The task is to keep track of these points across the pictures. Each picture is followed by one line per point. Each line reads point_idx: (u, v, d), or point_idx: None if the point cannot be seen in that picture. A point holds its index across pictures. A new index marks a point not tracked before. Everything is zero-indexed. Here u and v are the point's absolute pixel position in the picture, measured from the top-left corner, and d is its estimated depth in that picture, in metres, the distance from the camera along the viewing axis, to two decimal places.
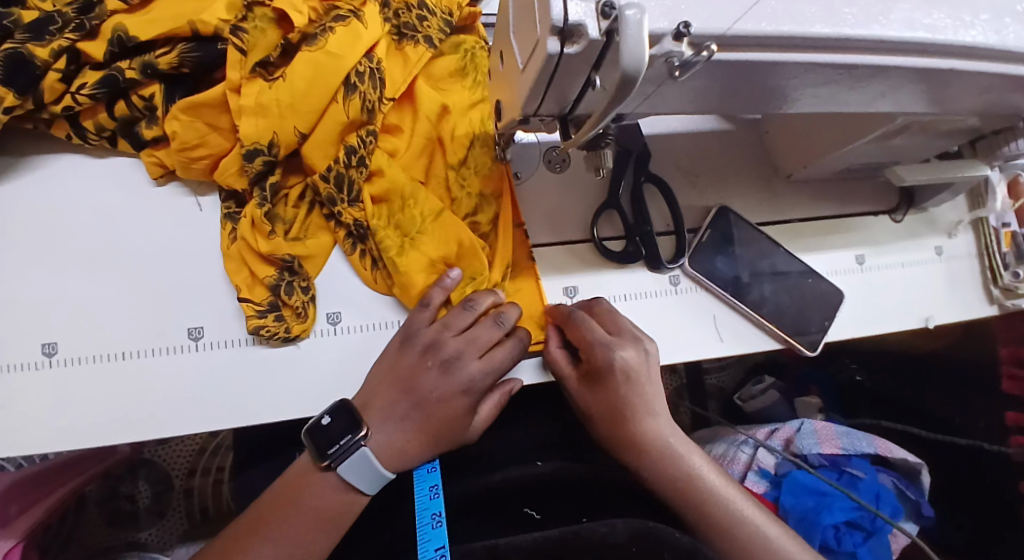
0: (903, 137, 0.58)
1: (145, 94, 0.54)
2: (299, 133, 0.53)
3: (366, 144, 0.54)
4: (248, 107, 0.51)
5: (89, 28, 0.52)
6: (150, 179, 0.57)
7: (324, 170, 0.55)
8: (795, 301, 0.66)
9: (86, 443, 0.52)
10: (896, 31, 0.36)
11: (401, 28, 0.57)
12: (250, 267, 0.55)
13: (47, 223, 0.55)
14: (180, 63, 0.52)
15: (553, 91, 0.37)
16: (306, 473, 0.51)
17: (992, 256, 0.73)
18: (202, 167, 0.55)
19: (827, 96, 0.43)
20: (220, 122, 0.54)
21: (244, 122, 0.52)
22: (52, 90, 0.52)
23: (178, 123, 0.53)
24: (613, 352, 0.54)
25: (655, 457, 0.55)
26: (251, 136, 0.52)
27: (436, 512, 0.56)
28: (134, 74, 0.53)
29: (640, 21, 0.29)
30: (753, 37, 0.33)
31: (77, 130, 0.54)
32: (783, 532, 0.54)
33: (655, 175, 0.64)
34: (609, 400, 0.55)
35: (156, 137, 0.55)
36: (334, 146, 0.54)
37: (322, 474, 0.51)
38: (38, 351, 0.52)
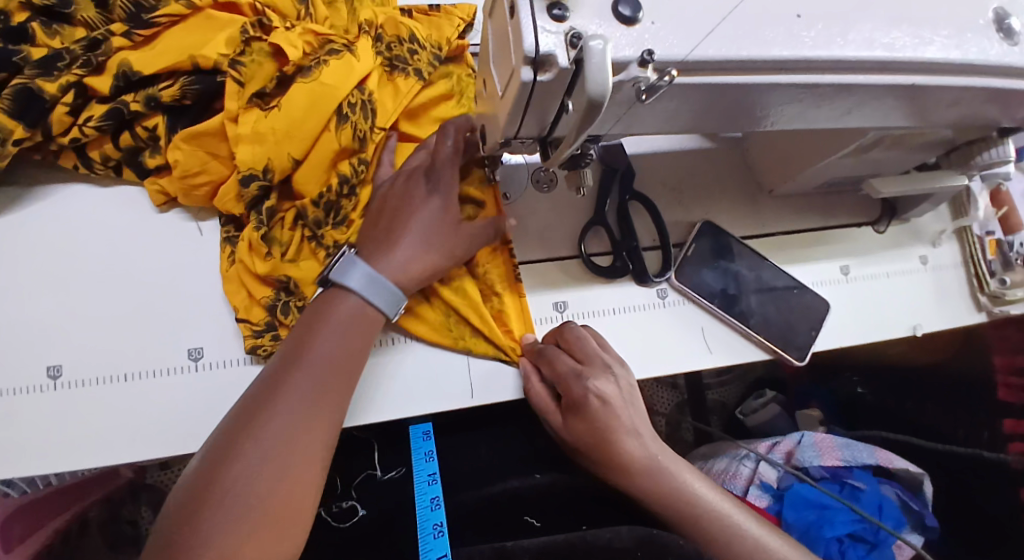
0: (879, 150, 0.59)
1: (149, 124, 0.56)
2: (293, 159, 0.55)
3: (358, 173, 0.57)
4: (245, 135, 0.54)
5: (95, 63, 0.55)
6: (154, 207, 0.60)
7: (315, 194, 0.58)
8: (782, 312, 0.67)
9: (89, 463, 0.53)
10: (853, 51, 0.38)
11: (393, 60, 0.59)
12: (248, 288, 0.57)
13: (54, 250, 0.57)
14: (182, 96, 0.55)
15: (531, 115, 0.39)
16: (319, 304, 0.52)
17: (978, 264, 0.75)
18: (204, 193, 0.58)
19: (795, 113, 0.45)
20: (219, 150, 0.56)
21: (241, 149, 0.54)
22: (61, 122, 0.55)
23: (180, 151, 0.55)
24: (586, 382, 0.56)
25: (646, 481, 0.56)
26: (247, 162, 0.54)
27: (436, 524, 0.60)
28: (138, 106, 0.55)
29: (604, 51, 0.31)
30: (714, 61, 0.36)
31: (84, 161, 0.57)
32: (779, 536, 0.57)
33: (639, 192, 0.66)
34: (591, 431, 0.56)
35: (159, 164, 0.57)
36: (325, 172, 0.57)
37: (334, 296, 0.52)
38: (43, 374, 0.54)
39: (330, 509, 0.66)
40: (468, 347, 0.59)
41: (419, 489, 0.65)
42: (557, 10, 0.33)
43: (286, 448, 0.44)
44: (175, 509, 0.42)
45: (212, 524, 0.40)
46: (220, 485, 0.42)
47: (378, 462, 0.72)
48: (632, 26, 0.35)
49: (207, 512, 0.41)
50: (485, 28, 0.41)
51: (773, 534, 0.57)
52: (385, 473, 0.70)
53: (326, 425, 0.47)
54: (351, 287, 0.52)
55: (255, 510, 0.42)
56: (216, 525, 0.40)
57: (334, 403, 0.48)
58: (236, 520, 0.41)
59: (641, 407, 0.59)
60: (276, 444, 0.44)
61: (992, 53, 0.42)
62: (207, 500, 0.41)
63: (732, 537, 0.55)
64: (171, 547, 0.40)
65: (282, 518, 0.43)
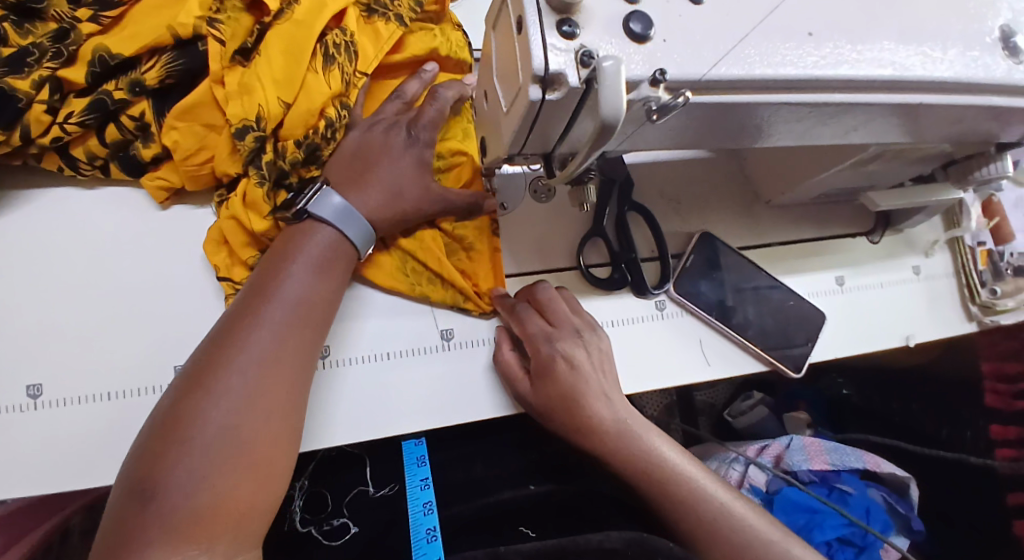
0: (878, 163, 0.59)
1: (134, 113, 0.54)
2: (283, 105, 0.53)
3: (343, 117, 0.55)
4: (232, 91, 0.52)
5: (66, 54, 0.52)
6: (155, 203, 0.58)
7: (300, 138, 0.54)
8: (779, 323, 0.67)
9: (74, 486, 0.51)
10: (864, 70, 0.38)
11: (372, 4, 0.58)
12: (231, 246, 0.56)
13: (32, 263, 0.54)
14: (166, 76, 0.53)
15: (535, 132, 0.37)
16: (285, 240, 0.51)
17: (970, 274, 0.75)
18: (209, 173, 0.56)
19: (799, 130, 0.45)
20: (215, 120, 0.54)
21: (231, 105, 0.52)
22: (38, 122, 0.51)
23: (177, 131, 0.54)
24: (553, 344, 0.55)
25: (612, 443, 0.54)
26: (238, 116, 0.52)
27: (430, 528, 0.63)
28: (122, 94, 0.53)
29: (618, 71, 0.30)
30: (728, 81, 0.35)
31: (68, 162, 0.54)
32: (750, 509, 0.54)
33: (639, 203, 0.66)
34: (557, 391, 0.55)
35: (155, 155, 0.55)
36: (315, 116, 0.54)
37: (304, 223, 0.52)
38: (23, 393, 0.51)
39: (320, 528, 0.65)
40: (425, 295, 0.58)
41: (413, 494, 0.68)
42: (567, 27, 0.32)
43: (259, 386, 0.42)
44: (138, 456, 0.39)
45: (192, 462, 0.38)
46: (196, 423, 0.39)
47: (369, 479, 0.70)
48: (643, 43, 0.34)
49: (181, 450, 0.38)
50: (488, 39, 0.40)
51: (743, 506, 0.54)
52: (377, 490, 0.69)
53: (297, 368, 0.46)
54: (324, 218, 0.52)
55: (233, 447, 0.39)
56: (197, 464, 0.38)
57: (304, 344, 0.47)
58: (212, 458, 0.39)
59: (612, 373, 0.57)
60: (237, 390, 0.41)
61: (997, 71, 0.42)
62: (180, 440, 0.39)
63: (699, 503, 0.53)
64: (140, 495, 0.37)
65: (262, 458, 0.41)
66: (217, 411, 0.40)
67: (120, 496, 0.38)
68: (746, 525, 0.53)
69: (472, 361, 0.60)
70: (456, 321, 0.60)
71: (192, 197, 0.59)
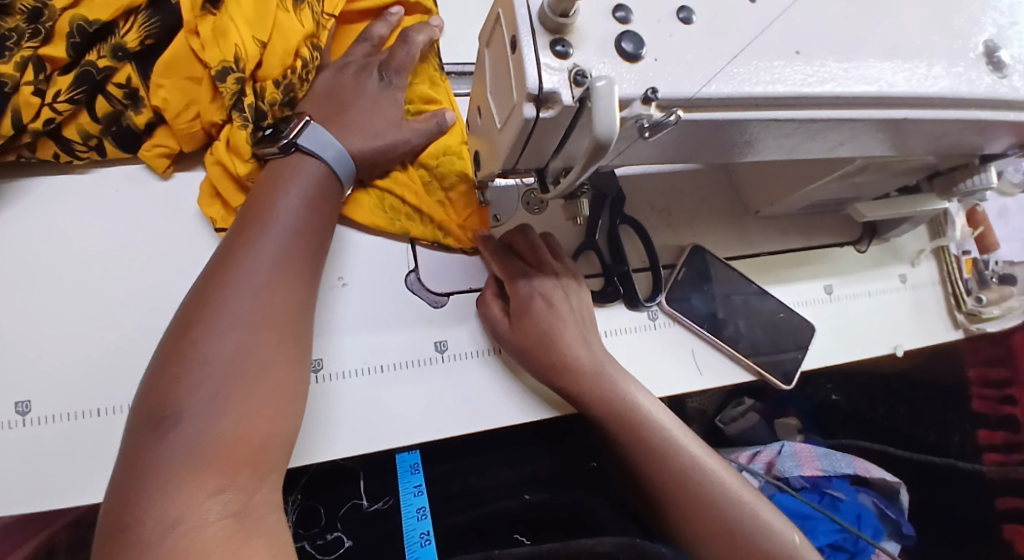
0: (865, 175, 0.60)
1: (120, 80, 0.52)
2: (259, 44, 0.54)
3: (315, 57, 0.58)
4: (207, 37, 0.52)
5: (45, 32, 0.49)
6: (158, 176, 0.57)
7: (277, 76, 0.55)
8: (769, 334, 0.68)
9: (62, 505, 0.50)
10: (850, 88, 0.38)
11: None
12: (224, 199, 0.56)
13: (17, 275, 0.53)
14: (146, 36, 0.52)
15: (530, 148, 0.38)
16: (274, 169, 0.51)
17: (955, 283, 0.77)
18: (201, 131, 0.56)
19: (787, 145, 0.45)
20: (195, 73, 0.54)
21: (208, 52, 0.52)
22: (28, 106, 0.49)
23: (164, 90, 0.53)
24: (533, 284, 0.58)
25: (591, 383, 0.56)
26: (217, 59, 0.52)
27: (423, 532, 0.65)
28: (106, 61, 0.51)
29: (611, 91, 0.31)
30: (720, 99, 0.36)
31: (63, 145, 0.53)
32: (716, 458, 0.58)
33: (629, 215, 0.66)
34: (537, 329, 0.57)
35: (148, 121, 0.54)
36: (292, 55, 0.55)
37: (288, 156, 0.52)
38: (11, 410, 0.50)
39: (314, 542, 0.64)
40: (406, 230, 0.61)
41: (405, 498, 0.69)
42: (561, 47, 0.33)
43: (268, 315, 0.43)
44: (149, 386, 0.39)
45: (206, 388, 0.37)
46: (208, 344, 0.39)
47: (363, 492, 0.70)
48: (635, 62, 0.34)
49: (195, 372, 0.38)
50: (482, 56, 0.41)
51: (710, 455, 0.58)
52: (371, 503, 0.69)
53: (302, 303, 0.46)
54: (305, 148, 0.52)
55: (246, 370, 0.39)
56: (213, 391, 0.38)
57: (306, 277, 0.47)
58: (226, 378, 0.38)
59: (590, 321, 0.60)
60: (237, 312, 0.41)
61: (981, 86, 0.43)
62: (190, 366, 0.38)
63: (674, 449, 0.55)
64: (156, 421, 0.36)
65: (279, 381, 0.41)
66: (229, 333, 0.40)
67: (134, 425, 0.38)
68: (714, 474, 0.55)
69: (469, 372, 0.60)
70: (450, 332, 0.60)
71: (190, 162, 0.58)
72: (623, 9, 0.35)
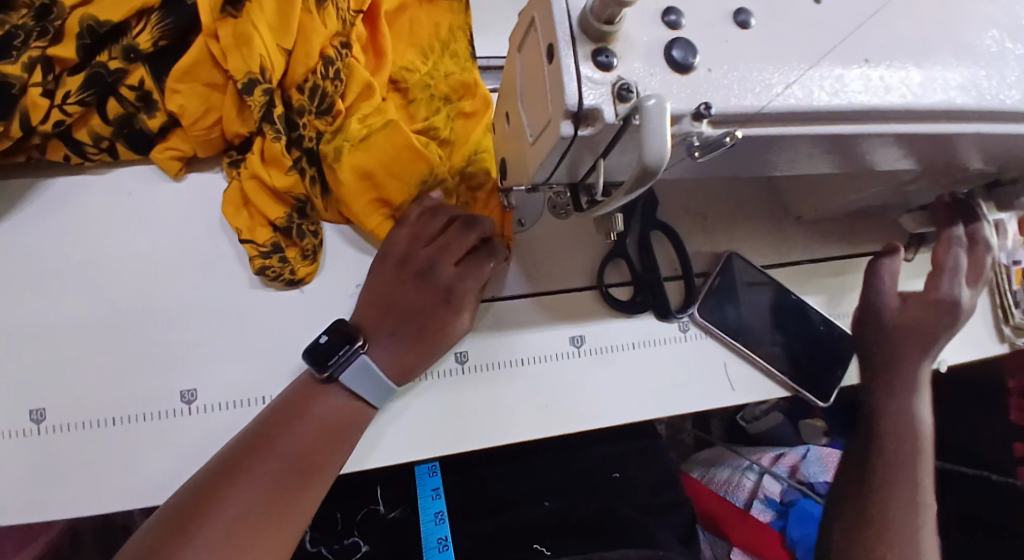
0: (918, 184, 0.56)
1: (133, 82, 0.49)
2: (284, 52, 0.49)
3: (343, 57, 0.51)
4: (229, 43, 0.48)
5: (53, 30, 0.46)
6: (170, 177, 0.55)
7: (301, 83, 0.51)
8: (808, 347, 0.64)
9: (78, 515, 0.49)
10: (921, 101, 0.34)
11: None
12: (254, 208, 0.53)
13: (28, 280, 0.52)
14: (159, 38, 0.48)
15: (564, 164, 0.34)
16: (302, 389, 0.49)
17: (1004, 294, 0.72)
18: (219, 136, 0.53)
19: (843, 158, 0.42)
20: (215, 78, 0.50)
21: (230, 59, 0.48)
22: (35, 107, 0.46)
23: (180, 95, 0.50)
24: None
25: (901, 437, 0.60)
26: (241, 70, 0.48)
27: (441, 538, 0.64)
28: (117, 63, 0.48)
29: (663, 111, 0.27)
30: (779, 114, 0.32)
31: (74, 148, 0.51)
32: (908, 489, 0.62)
33: (662, 221, 0.63)
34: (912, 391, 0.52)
35: (162, 124, 0.51)
36: (313, 59, 0.50)
37: (325, 388, 0.49)
38: (26, 418, 0.50)
39: (332, 547, 0.67)
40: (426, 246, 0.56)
41: (423, 501, 0.68)
42: (603, 57, 0.29)
43: (279, 484, 0.45)
44: (153, 530, 0.41)
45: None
46: (218, 503, 0.42)
47: (381, 497, 0.70)
48: (685, 73, 0.31)
49: (199, 524, 0.41)
50: (512, 60, 0.38)
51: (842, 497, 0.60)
52: (389, 511, 0.69)
53: (320, 474, 0.47)
54: (347, 387, 0.49)
55: (240, 544, 0.41)
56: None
57: (326, 463, 0.47)
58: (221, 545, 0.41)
59: None
60: (233, 539, 0.41)
61: None
62: (189, 532, 0.40)
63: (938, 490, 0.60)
64: None
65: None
66: (242, 493, 0.43)
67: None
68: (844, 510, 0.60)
69: (491, 385, 0.57)
70: (471, 342, 0.57)
71: (205, 164, 0.56)
72: (674, 12, 0.31)
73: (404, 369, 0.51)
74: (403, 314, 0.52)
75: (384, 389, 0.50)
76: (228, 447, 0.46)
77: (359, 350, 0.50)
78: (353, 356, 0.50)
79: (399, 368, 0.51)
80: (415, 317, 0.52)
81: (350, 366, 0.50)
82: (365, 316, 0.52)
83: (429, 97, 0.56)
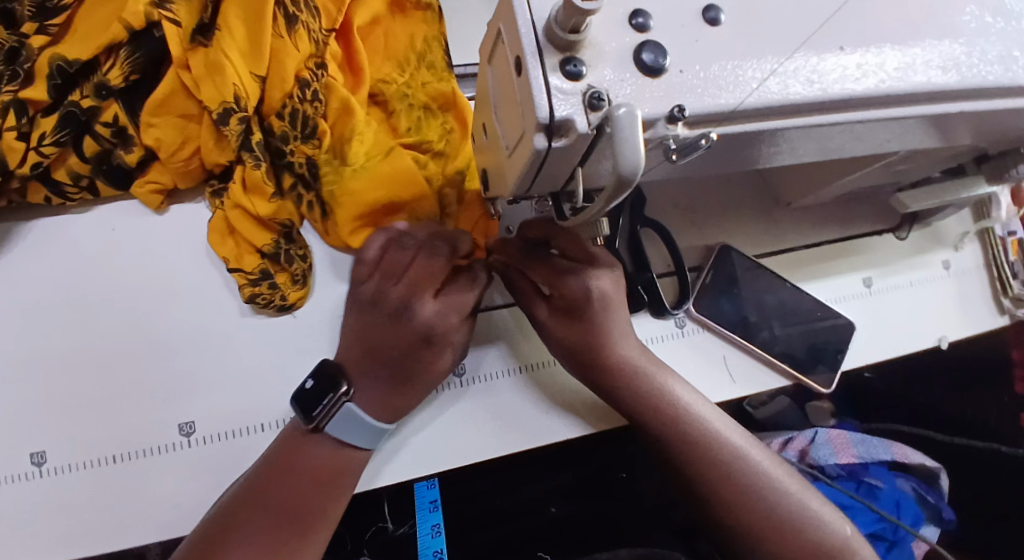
0: (907, 163, 0.56)
1: (108, 118, 0.49)
2: (258, 78, 0.49)
3: (319, 78, 0.51)
4: (201, 73, 0.47)
5: (23, 73, 0.46)
6: (152, 210, 0.54)
7: (279, 109, 0.51)
8: (805, 335, 0.64)
9: (86, 555, 0.49)
10: (900, 86, 0.34)
11: None
12: (241, 238, 0.53)
13: (18, 322, 0.51)
14: (130, 72, 0.48)
15: (543, 177, 0.34)
16: (291, 440, 0.48)
17: (1001, 266, 0.72)
18: (199, 166, 0.52)
19: (826, 147, 0.41)
20: (189, 109, 0.50)
21: (203, 89, 0.48)
22: (11, 151, 0.46)
23: (156, 128, 0.50)
24: (587, 280, 0.52)
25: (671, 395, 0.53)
26: (215, 99, 0.48)
27: (439, 550, 0.65)
28: (90, 101, 0.48)
29: (634, 119, 0.27)
30: (757, 111, 0.31)
31: (53, 188, 0.50)
32: (762, 451, 0.54)
33: (652, 219, 0.63)
34: (586, 331, 0.52)
35: (140, 159, 0.51)
36: (288, 83, 0.50)
37: (310, 438, 0.48)
38: (26, 461, 0.49)
39: None
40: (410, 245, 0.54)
41: (419, 514, 0.67)
42: (572, 66, 0.29)
43: (281, 535, 0.45)
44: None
45: None
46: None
47: (388, 513, 0.70)
48: (657, 76, 0.30)
49: None
50: (484, 72, 0.37)
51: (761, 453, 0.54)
52: (397, 526, 0.69)
53: (322, 518, 0.47)
54: (332, 434, 0.48)
55: None
56: None
57: (326, 509, 0.47)
58: None
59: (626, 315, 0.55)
60: None
61: None
62: None
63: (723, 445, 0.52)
64: None
65: None
66: (235, 554, 0.43)
67: None
68: (756, 470, 0.52)
69: (489, 397, 0.56)
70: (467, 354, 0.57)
71: (187, 195, 0.55)
72: (642, 15, 0.31)
73: (393, 410, 0.49)
74: (377, 356, 0.49)
75: (371, 430, 0.49)
76: (223, 499, 0.46)
77: (344, 398, 0.48)
78: (337, 405, 0.48)
79: (386, 410, 0.49)
80: (391, 356, 0.49)
81: (334, 417, 0.48)
82: (346, 362, 0.50)
83: (408, 108, 0.55)
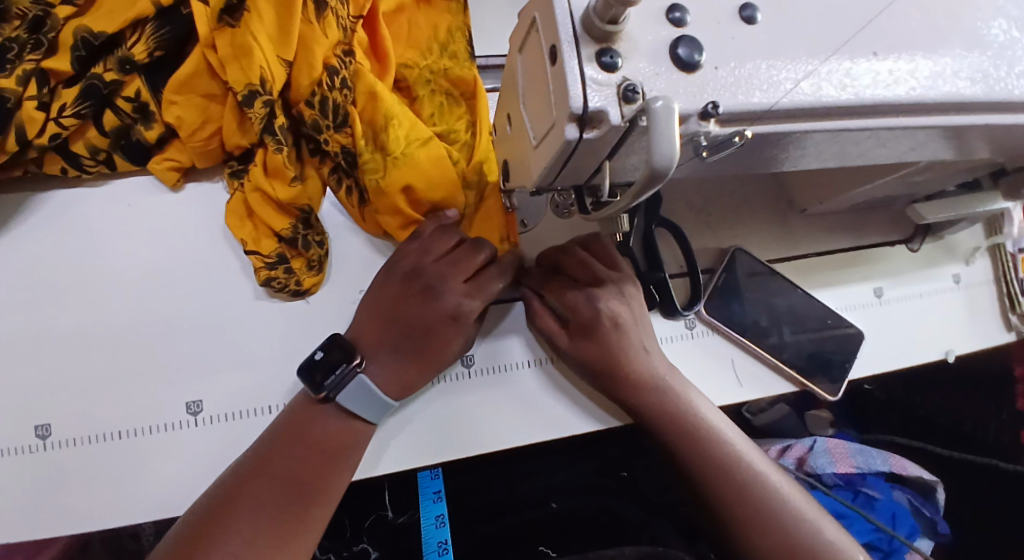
0: (925, 174, 0.55)
1: (129, 93, 0.49)
2: (285, 63, 0.48)
3: (347, 65, 0.50)
4: (228, 54, 0.47)
5: (47, 43, 0.45)
6: (168, 188, 0.54)
7: (308, 96, 0.50)
8: (813, 341, 0.64)
9: (86, 530, 0.49)
10: (931, 94, 0.33)
11: None
12: (260, 221, 0.53)
13: (28, 294, 0.51)
14: (155, 49, 0.47)
15: (569, 169, 0.34)
16: (300, 409, 0.48)
17: (1011, 283, 0.72)
18: (219, 146, 0.52)
19: (851, 152, 0.41)
20: (212, 89, 0.50)
21: (229, 70, 0.47)
22: (31, 121, 0.46)
23: (177, 106, 0.49)
24: (597, 303, 0.53)
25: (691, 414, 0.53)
26: (241, 81, 0.47)
27: (442, 541, 0.65)
28: (113, 75, 0.47)
29: (670, 114, 0.26)
30: (790, 111, 0.31)
31: (71, 161, 0.50)
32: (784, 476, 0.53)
33: (667, 219, 0.63)
34: (600, 353, 0.53)
35: (160, 136, 0.51)
36: (317, 71, 0.49)
37: (320, 407, 0.48)
38: (32, 433, 0.49)
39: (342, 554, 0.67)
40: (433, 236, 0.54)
41: (425, 506, 0.67)
42: (608, 58, 0.29)
43: (284, 506, 0.44)
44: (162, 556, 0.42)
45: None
46: (221, 529, 0.41)
47: (389, 502, 0.70)
48: (692, 72, 0.30)
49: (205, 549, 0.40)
50: (513, 61, 0.37)
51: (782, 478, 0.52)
52: (397, 515, 0.69)
53: (328, 492, 0.46)
54: (340, 405, 0.48)
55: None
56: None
57: (330, 483, 0.46)
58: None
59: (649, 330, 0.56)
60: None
61: None
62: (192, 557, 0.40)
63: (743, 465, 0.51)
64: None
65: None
66: (239, 521, 0.42)
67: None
68: (776, 493, 0.50)
69: (497, 389, 0.56)
70: (477, 345, 0.57)
71: (205, 173, 0.55)
72: (679, 9, 0.31)
73: (404, 386, 0.50)
74: (403, 330, 0.50)
75: (381, 406, 0.49)
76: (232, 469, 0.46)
77: (356, 369, 0.48)
78: (350, 376, 0.48)
79: (397, 384, 0.49)
80: (415, 333, 0.50)
81: (346, 387, 0.48)
82: (361, 337, 0.50)
83: (434, 99, 0.55)
